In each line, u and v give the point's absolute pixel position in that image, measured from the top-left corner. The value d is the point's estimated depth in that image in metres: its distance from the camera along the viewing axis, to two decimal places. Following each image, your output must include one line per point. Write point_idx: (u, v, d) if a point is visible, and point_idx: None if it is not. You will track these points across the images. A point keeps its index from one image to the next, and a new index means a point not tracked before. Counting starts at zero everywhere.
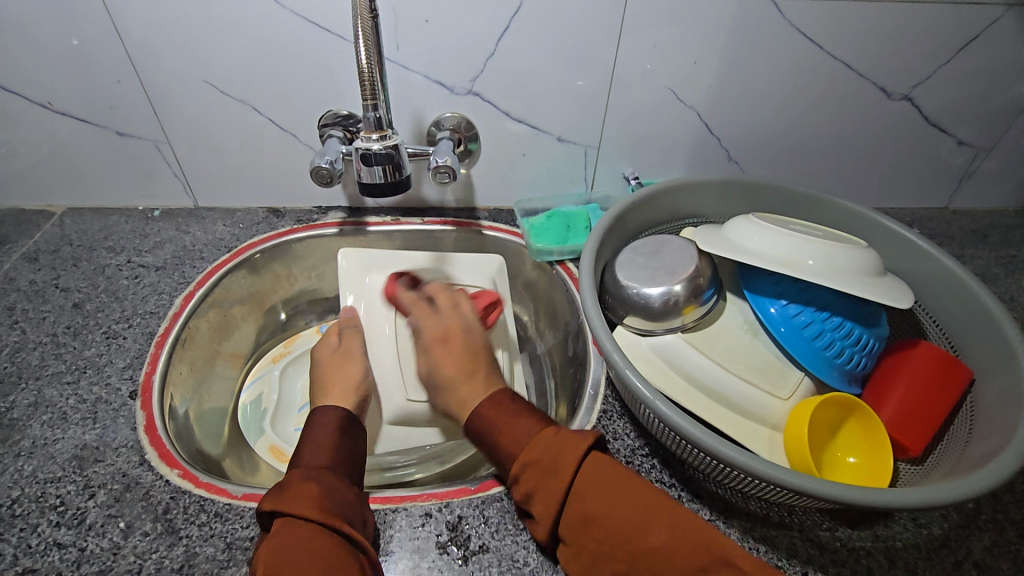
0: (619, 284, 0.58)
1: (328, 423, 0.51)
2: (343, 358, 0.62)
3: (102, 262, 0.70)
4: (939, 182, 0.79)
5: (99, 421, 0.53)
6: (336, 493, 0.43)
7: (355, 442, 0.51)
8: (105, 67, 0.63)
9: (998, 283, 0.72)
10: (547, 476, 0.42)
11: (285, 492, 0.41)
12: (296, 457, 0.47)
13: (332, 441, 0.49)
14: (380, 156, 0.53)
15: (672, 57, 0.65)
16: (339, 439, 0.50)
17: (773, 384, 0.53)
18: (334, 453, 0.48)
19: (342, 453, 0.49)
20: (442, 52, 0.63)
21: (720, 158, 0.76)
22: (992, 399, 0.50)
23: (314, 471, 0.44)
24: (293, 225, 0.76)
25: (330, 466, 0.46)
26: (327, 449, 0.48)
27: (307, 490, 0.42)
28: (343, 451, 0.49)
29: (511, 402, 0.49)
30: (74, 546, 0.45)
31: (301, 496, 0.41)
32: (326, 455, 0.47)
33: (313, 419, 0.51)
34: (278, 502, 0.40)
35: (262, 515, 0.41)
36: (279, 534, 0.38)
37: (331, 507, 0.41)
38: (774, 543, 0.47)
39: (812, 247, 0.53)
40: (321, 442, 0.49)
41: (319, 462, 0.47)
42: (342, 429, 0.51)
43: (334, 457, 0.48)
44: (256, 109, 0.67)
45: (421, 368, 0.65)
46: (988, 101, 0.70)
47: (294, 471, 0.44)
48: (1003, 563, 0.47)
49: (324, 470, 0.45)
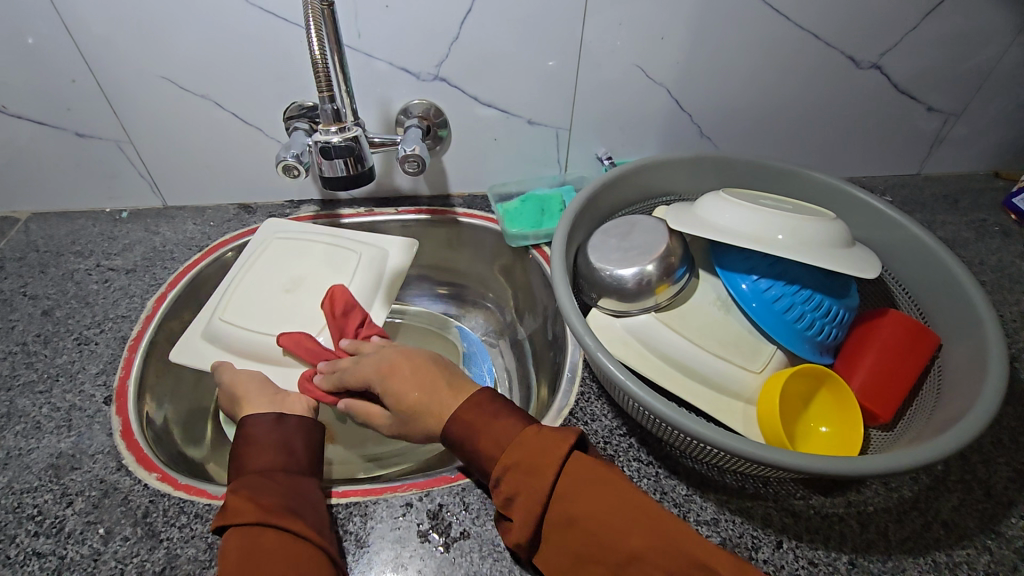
0: (592, 266, 0.58)
1: (265, 423, 0.49)
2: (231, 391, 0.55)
3: (70, 267, 0.69)
4: (911, 148, 0.79)
5: (74, 428, 0.53)
6: (283, 495, 0.43)
7: (297, 429, 0.49)
8: (59, 67, 0.61)
9: (968, 248, 0.73)
10: (527, 484, 0.40)
11: (228, 510, 0.41)
12: (235, 463, 0.46)
13: (274, 439, 0.48)
14: (341, 149, 0.52)
15: (639, 33, 0.64)
16: (278, 434, 0.48)
17: (745, 358, 0.54)
18: (281, 451, 0.47)
19: (285, 449, 0.48)
20: (405, 37, 0.62)
21: (692, 135, 0.75)
22: (958, 363, 0.51)
23: (253, 479, 0.44)
24: (265, 220, 0.75)
25: (275, 467, 0.46)
26: (267, 448, 0.47)
27: (250, 499, 0.41)
28: (286, 444, 0.48)
29: (492, 401, 0.46)
30: (53, 554, 0.45)
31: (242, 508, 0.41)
32: (269, 456, 0.46)
33: (246, 423, 0.48)
34: (223, 519, 0.40)
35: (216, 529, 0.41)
36: (232, 547, 0.39)
37: (279, 508, 0.41)
38: (749, 514, 0.48)
39: (781, 221, 0.53)
40: (265, 439, 0.47)
41: (267, 464, 0.46)
42: (280, 421, 0.49)
43: (276, 454, 0.47)
44: (220, 104, 0.66)
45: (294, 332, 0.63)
46: (957, 65, 0.70)
47: (236, 481, 0.43)
48: (971, 522, 0.48)
49: (264, 474, 0.44)
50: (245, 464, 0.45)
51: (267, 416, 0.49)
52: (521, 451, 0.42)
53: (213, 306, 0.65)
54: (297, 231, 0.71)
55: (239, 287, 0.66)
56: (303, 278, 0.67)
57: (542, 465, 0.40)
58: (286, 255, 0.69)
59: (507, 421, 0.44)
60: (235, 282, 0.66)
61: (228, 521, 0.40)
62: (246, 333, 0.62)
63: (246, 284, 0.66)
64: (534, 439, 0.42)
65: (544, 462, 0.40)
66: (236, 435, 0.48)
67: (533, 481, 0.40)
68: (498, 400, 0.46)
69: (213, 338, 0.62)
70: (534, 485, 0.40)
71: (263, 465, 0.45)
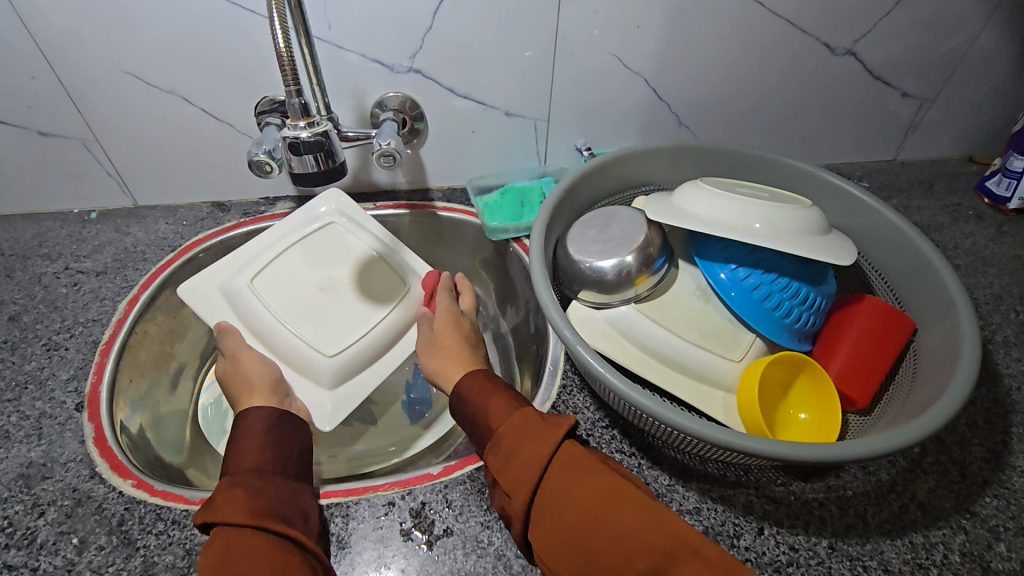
0: (571, 259, 0.58)
1: (260, 426, 0.49)
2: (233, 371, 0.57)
3: (37, 270, 0.67)
4: (887, 134, 0.80)
5: (44, 436, 0.52)
6: (272, 498, 0.43)
7: (290, 437, 0.49)
8: (17, 64, 0.59)
9: (943, 232, 0.74)
10: (525, 450, 0.42)
11: (214, 503, 0.41)
12: (225, 463, 0.46)
13: (262, 442, 0.47)
14: (309, 144, 0.51)
15: (615, 22, 0.63)
16: (267, 438, 0.48)
17: (725, 348, 0.54)
18: (268, 454, 0.47)
19: (271, 450, 0.47)
20: (376, 28, 0.61)
21: (671, 124, 0.75)
22: (933, 346, 0.52)
23: (239, 478, 0.43)
24: (240, 218, 0.74)
25: (265, 468, 0.45)
26: (257, 450, 0.47)
27: (237, 499, 0.41)
28: (278, 449, 0.48)
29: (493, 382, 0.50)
30: (26, 566, 0.44)
31: (231, 503, 0.41)
32: (256, 458, 0.46)
33: (240, 425, 0.48)
34: (211, 517, 0.40)
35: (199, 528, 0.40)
36: (216, 545, 0.38)
37: (266, 508, 0.41)
38: (731, 502, 0.49)
39: (757, 210, 0.53)
40: (257, 441, 0.47)
41: (257, 463, 0.45)
42: (276, 422, 0.49)
43: (263, 456, 0.46)
44: (187, 100, 0.64)
45: (324, 328, 0.60)
46: (930, 52, 0.70)
47: (221, 481, 0.43)
48: (946, 502, 0.49)
49: (255, 473, 0.44)
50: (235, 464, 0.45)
51: (266, 411, 0.50)
52: (522, 421, 0.44)
53: (239, 263, 0.62)
54: (350, 220, 0.67)
55: (275, 260, 0.63)
56: (337, 276, 0.64)
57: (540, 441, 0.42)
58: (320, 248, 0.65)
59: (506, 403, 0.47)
60: (273, 249, 0.63)
61: (214, 520, 0.39)
62: (263, 311, 0.59)
63: (285, 253, 0.63)
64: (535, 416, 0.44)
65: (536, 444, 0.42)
66: (234, 430, 0.49)
67: (533, 448, 0.42)
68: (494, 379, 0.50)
69: (231, 299, 0.60)
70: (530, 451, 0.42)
71: (254, 465, 0.45)
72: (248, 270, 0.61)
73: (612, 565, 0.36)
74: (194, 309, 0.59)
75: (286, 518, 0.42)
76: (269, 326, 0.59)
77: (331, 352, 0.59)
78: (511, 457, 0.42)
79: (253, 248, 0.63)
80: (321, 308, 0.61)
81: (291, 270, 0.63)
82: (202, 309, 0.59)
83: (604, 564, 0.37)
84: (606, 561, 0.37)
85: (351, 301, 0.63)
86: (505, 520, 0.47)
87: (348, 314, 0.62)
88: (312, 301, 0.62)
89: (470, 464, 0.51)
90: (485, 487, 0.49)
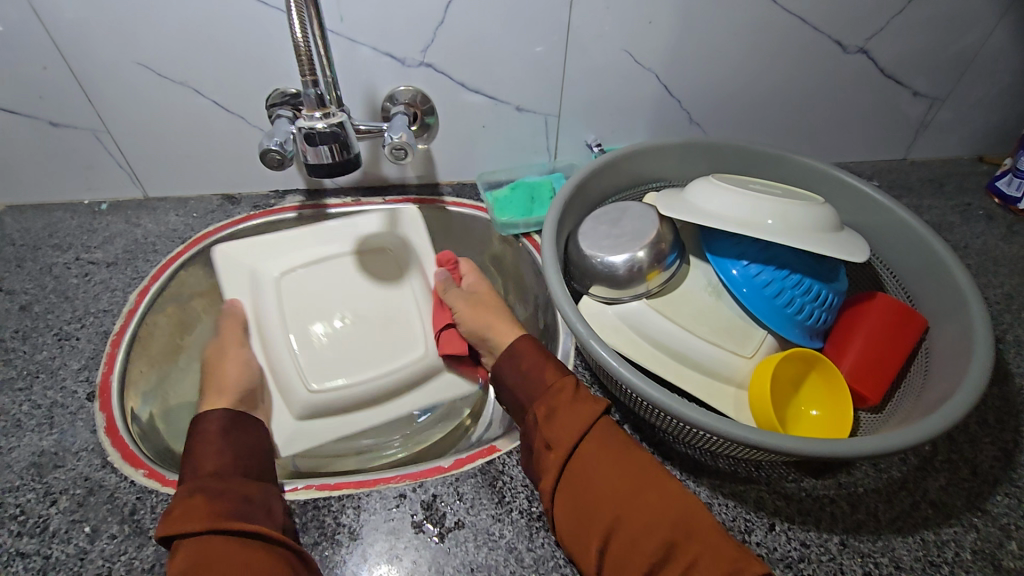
0: (583, 254, 0.58)
1: (210, 430, 0.49)
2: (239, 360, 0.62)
3: (48, 261, 0.67)
4: (897, 133, 0.80)
5: (56, 426, 0.52)
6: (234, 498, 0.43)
7: (240, 438, 0.50)
8: (30, 53, 0.59)
9: (954, 232, 0.74)
10: (572, 416, 0.45)
11: (174, 512, 0.41)
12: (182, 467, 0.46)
13: (218, 446, 0.48)
14: (325, 135, 0.50)
15: (627, 17, 0.63)
16: (222, 442, 0.48)
17: (737, 344, 0.54)
18: (225, 455, 0.47)
19: (230, 453, 0.48)
20: (389, 22, 0.61)
21: (681, 121, 0.75)
22: (945, 344, 0.51)
23: (201, 482, 0.43)
24: (250, 211, 0.74)
25: (221, 471, 0.45)
26: (215, 453, 0.47)
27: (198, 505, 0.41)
28: (231, 450, 0.48)
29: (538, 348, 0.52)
30: (38, 554, 0.44)
31: (190, 511, 0.41)
32: (213, 462, 0.46)
33: (195, 430, 0.48)
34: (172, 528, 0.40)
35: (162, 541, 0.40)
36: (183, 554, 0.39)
37: (224, 511, 0.41)
38: (742, 497, 0.49)
39: (770, 206, 0.53)
40: (212, 446, 0.47)
41: (212, 468, 0.45)
42: (227, 427, 0.50)
43: (220, 460, 0.46)
44: (199, 92, 0.64)
45: (325, 355, 0.69)
46: (942, 51, 0.70)
47: (179, 489, 0.43)
48: (958, 500, 0.49)
49: (213, 477, 0.44)
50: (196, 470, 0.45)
51: (221, 415, 0.50)
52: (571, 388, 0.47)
53: (287, 258, 0.72)
54: (392, 256, 0.76)
55: (307, 270, 0.72)
56: (362, 307, 0.72)
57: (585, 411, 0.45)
58: (351, 273, 0.73)
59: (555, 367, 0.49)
60: (306, 256, 0.73)
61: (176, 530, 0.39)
62: (274, 312, 0.70)
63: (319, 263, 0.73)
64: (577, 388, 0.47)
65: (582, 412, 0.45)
66: (189, 436, 0.49)
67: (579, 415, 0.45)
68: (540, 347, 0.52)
69: (256, 286, 0.70)
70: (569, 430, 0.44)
71: (212, 468, 0.45)
72: (281, 267, 0.71)
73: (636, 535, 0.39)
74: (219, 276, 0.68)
75: (246, 515, 0.42)
76: (276, 333, 0.69)
77: (313, 390, 0.67)
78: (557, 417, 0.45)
79: (287, 243, 0.72)
80: (333, 335, 0.70)
81: (311, 279, 0.72)
82: (232, 275, 0.69)
83: (629, 533, 0.40)
84: (631, 529, 0.40)
85: (360, 339, 0.71)
86: (516, 513, 0.47)
87: (354, 344, 0.71)
88: (326, 313, 0.71)
89: (480, 458, 0.51)
90: (497, 481, 0.49)
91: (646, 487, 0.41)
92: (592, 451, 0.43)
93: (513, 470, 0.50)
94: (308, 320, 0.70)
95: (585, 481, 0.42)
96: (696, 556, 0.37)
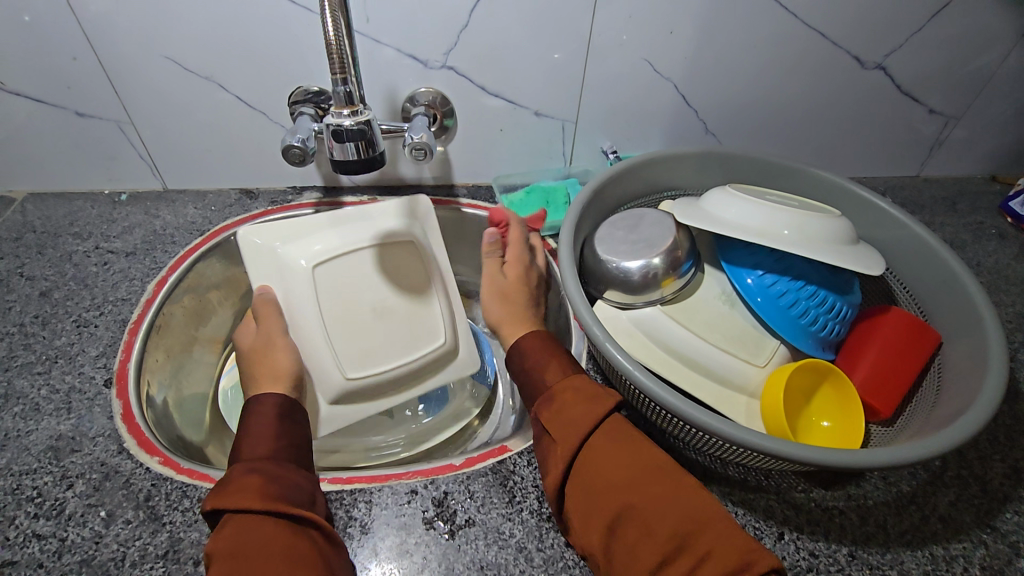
0: (598, 259, 0.58)
1: (265, 413, 0.49)
2: (265, 347, 0.58)
3: (68, 248, 0.68)
4: (911, 150, 0.80)
5: (74, 410, 0.52)
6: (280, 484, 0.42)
7: (295, 427, 0.50)
8: (61, 44, 0.60)
9: (967, 249, 0.74)
10: (578, 412, 0.45)
11: (229, 488, 0.41)
12: (238, 445, 0.46)
13: (274, 430, 0.48)
14: (352, 132, 0.52)
15: (648, 27, 0.64)
16: (279, 427, 0.48)
17: (750, 353, 0.54)
18: (277, 441, 0.47)
19: (285, 439, 0.48)
20: (414, 24, 0.61)
21: (697, 131, 0.75)
22: (957, 360, 0.52)
23: (254, 463, 0.43)
24: (267, 206, 0.75)
25: (275, 457, 0.45)
26: (269, 437, 0.47)
27: (251, 484, 0.41)
28: (286, 438, 0.48)
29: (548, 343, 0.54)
30: (54, 536, 0.44)
31: (244, 490, 0.40)
32: (266, 445, 0.46)
33: (252, 409, 0.49)
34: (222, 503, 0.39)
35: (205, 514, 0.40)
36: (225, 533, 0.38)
37: (277, 496, 0.41)
38: (752, 506, 0.49)
39: (787, 217, 0.53)
40: (264, 430, 0.47)
41: (263, 452, 0.45)
42: (283, 416, 0.49)
43: (275, 445, 0.46)
44: (223, 87, 0.65)
45: (354, 346, 0.62)
46: (959, 69, 0.70)
47: (235, 466, 0.43)
48: (967, 516, 0.49)
49: (268, 461, 0.44)
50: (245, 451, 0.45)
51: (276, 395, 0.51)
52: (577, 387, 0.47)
53: (310, 246, 0.64)
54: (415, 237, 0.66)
55: (338, 258, 0.63)
56: (390, 302, 0.64)
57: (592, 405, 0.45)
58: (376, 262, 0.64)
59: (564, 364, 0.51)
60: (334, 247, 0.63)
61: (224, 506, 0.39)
62: (307, 310, 0.61)
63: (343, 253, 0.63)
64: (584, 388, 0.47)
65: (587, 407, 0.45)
66: (247, 411, 0.50)
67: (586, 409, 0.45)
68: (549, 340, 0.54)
69: (287, 275, 0.62)
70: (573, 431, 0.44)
71: (266, 453, 0.45)
72: (320, 254, 0.63)
73: (644, 528, 0.38)
74: (244, 265, 0.61)
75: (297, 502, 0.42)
76: (308, 327, 0.61)
77: (348, 375, 0.61)
78: (562, 415, 0.46)
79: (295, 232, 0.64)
80: (363, 328, 0.62)
81: (380, 267, 0.64)
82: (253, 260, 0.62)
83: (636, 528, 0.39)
84: (639, 524, 0.39)
85: (390, 329, 0.64)
86: (527, 513, 0.48)
87: (383, 341, 0.63)
88: (356, 314, 0.62)
89: (491, 458, 0.52)
90: (508, 480, 0.50)
91: (659, 483, 0.40)
92: (599, 446, 0.43)
93: (525, 470, 0.51)
94: (342, 311, 0.62)
95: (593, 475, 0.42)
96: (708, 548, 0.36)
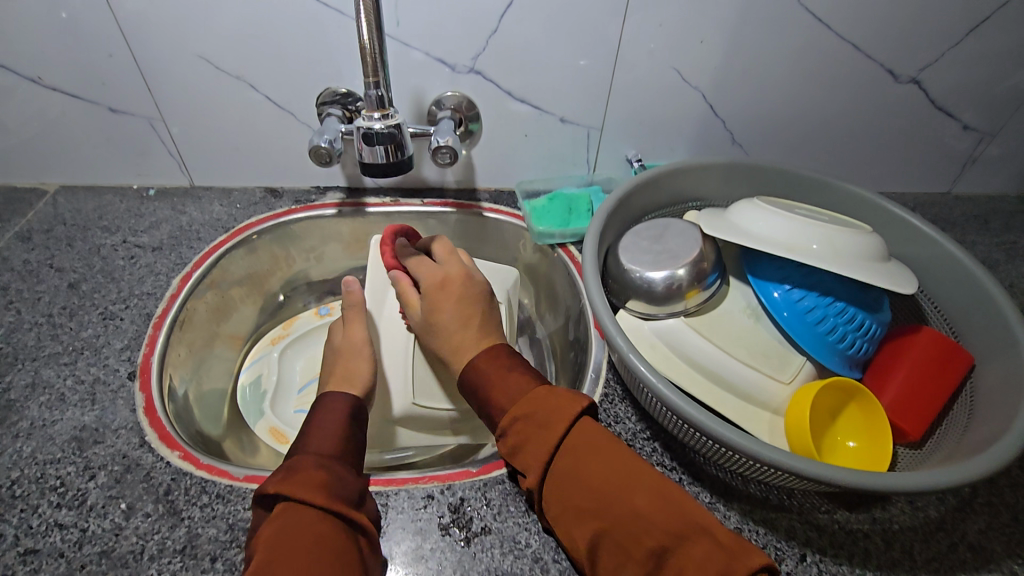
0: (622, 269, 0.58)
1: (335, 411, 0.49)
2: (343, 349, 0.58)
3: (96, 242, 0.69)
4: (943, 166, 0.78)
5: (98, 402, 0.53)
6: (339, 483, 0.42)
7: (358, 433, 0.49)
8: (97, 41, 0.61)
9: (999, 270, 0.72)
10: (543, 429, 0.43)
11: (293, 477, 0.40)
12: (302, 441, 0.46)
13: (342, 431, 0.48)
14: (382, 136, 0.52)
15: (678, 36, 0.63)
16: (346, 427, 0.48)
17: (775, 369, 0.53)
18: (341, 441, 0.46)
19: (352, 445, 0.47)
20: (444, 29, 0.62)
21: (724, 141, 0.75)
22: (992, 384, 0.50)
23: (321, 459, 0.43)
24: (291, 205, 0.75)
25: (339, 456, 0.45)
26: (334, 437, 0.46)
27: (315, 479, 0.40)
28: (350, 440, 0.47)
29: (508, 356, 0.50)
30: (76, 526, 0.45)
31: (307, 483, 0.40)
32: (332, 444, 0.46)
33: (322, 403, 0.50)
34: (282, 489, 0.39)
35: (263, 497, 0.40)
36: (279, 522, 0.37)
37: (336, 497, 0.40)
38: (773, 525, 0.48)
39: (817, 232, 0.52)
40: (329, 429, 0.47)
41: (325, 450, 0.45)
42: (350, 419, 0.49)
43: (340, 445, 0.46)
44: (254, 87, 0.66)
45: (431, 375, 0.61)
46: (997, 85, 0.69)
47: (302, 457, 0.43)
48: (998, 545, 0.47)
49: (332, 460, 0.44)
50: (310, 446, 0.45)
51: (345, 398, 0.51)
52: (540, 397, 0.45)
53: None
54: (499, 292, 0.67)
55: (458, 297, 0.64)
56: None
57: (559, 416, 0.43)
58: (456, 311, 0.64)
59: (520, 375, 0.48)
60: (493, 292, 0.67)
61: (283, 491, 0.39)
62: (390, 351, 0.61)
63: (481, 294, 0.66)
64: (549, 396, 0.45)
65: (555, 421, 0.43)
66: (315, 407, 0.50)
67: (553, 419, 0.43)
68: (513, 356, 0.51)
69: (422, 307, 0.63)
70: (547, 436, 0.42)
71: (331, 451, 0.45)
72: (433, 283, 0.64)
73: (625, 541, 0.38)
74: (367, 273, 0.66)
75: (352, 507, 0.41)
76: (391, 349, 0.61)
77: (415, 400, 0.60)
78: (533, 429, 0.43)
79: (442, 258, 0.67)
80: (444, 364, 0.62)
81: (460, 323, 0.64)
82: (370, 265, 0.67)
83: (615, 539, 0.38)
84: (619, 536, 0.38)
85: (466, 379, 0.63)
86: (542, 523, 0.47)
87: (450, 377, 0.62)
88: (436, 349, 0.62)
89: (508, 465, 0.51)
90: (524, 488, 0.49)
91: (636, 490, 0.39)
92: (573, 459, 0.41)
93: None
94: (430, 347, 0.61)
95: (567, 478, 0.41)
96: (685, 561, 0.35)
